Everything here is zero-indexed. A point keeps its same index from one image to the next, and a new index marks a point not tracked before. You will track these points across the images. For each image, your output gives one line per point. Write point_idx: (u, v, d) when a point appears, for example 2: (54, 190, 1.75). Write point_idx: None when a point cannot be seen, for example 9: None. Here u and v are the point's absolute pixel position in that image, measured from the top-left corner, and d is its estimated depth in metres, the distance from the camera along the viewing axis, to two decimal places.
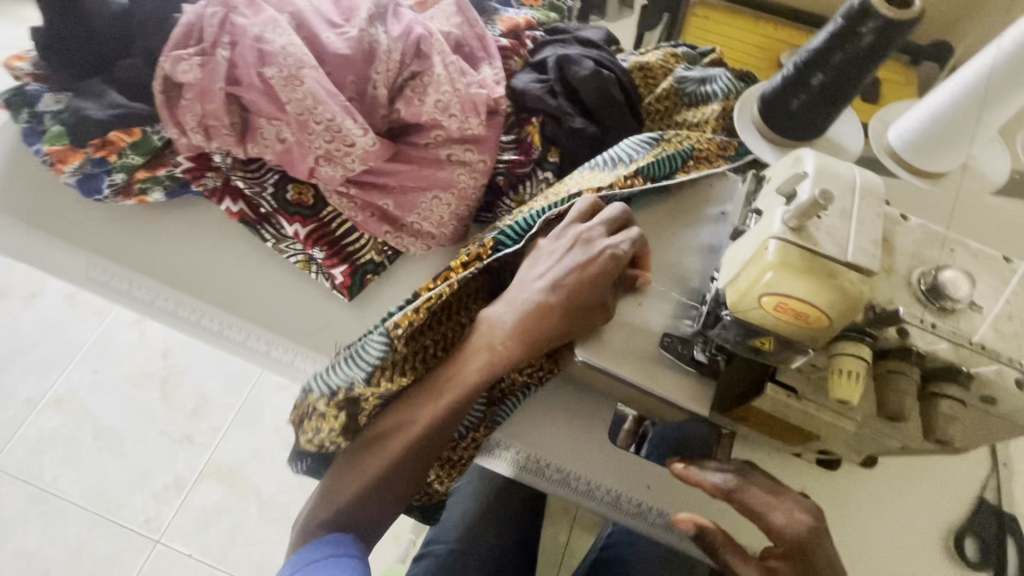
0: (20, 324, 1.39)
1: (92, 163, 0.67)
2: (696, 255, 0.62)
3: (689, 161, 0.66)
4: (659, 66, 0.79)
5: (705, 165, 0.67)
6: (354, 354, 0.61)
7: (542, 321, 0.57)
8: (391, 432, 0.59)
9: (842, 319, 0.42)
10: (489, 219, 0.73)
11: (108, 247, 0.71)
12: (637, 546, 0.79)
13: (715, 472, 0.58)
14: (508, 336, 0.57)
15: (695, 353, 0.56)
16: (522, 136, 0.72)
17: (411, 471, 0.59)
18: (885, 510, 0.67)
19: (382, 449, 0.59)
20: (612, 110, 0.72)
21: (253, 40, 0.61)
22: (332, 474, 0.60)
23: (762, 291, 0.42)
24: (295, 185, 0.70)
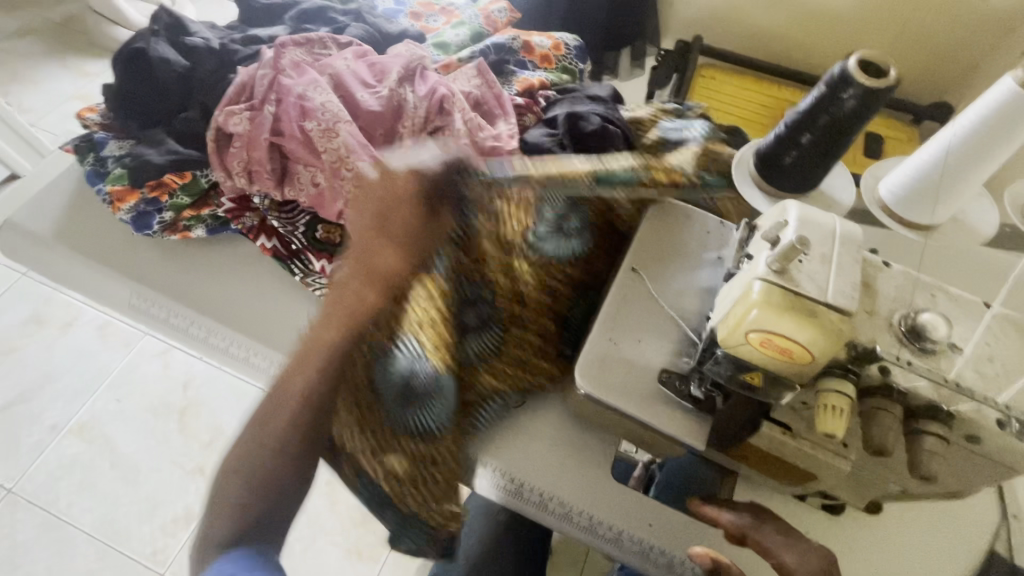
0: (53, 353, 1.46)
1: (145, 202, 0.75)
2: (695, 297, 0.65)
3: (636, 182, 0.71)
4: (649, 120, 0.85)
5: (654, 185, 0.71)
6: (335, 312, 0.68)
7: (386, 196, 0.60)
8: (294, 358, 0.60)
9: (825, 356, 0.45)
10: None
11: (150, 276, 0.77)
12: None
13: (731, 512, 0.61)
14: (376, 221, 0.59)
15: (692, 389, 0.58)
16: None
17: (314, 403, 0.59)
18: (891, 559, 0.67)
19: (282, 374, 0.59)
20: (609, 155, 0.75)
21: (297, 97, 0.69)
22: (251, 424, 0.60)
23: (749, 328, 0.46)
24: (324, 226, 0.76)
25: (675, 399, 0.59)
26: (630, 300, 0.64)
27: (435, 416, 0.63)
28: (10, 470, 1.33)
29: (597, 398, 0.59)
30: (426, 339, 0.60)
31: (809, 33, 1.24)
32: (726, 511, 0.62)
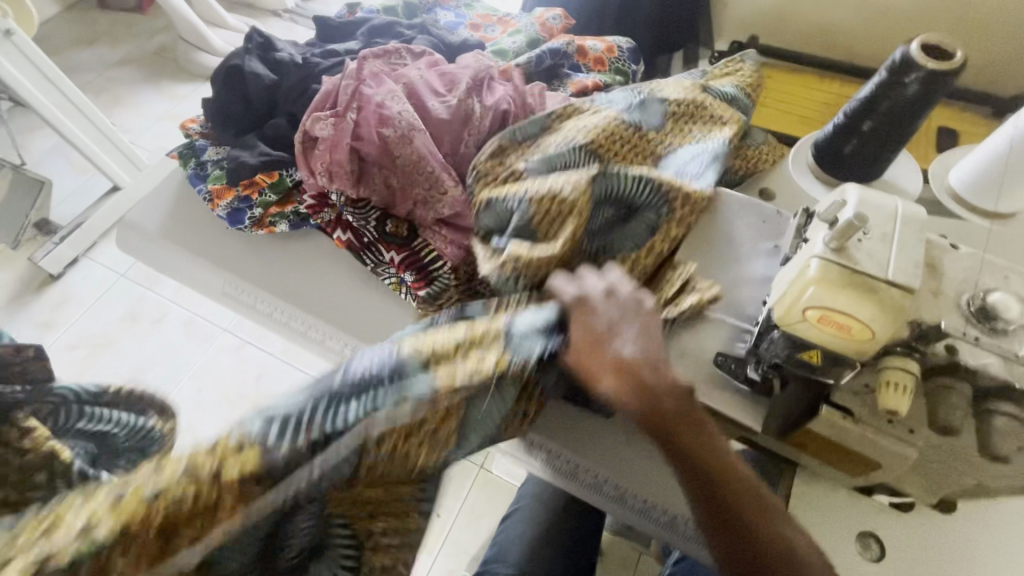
0: (145, 345, 1.62)
1: (238, 200, 0.84)
2: (750, 286, 0.66)
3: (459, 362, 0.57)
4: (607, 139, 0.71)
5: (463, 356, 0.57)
6: None
7: None
8: None
9: (683, 400, 0.51)
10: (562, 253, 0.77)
11: (239, 267, 0.85)
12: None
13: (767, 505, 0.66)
14: None
15: (748, 371, 0.59)
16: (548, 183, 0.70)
17: None
18: (967, 558, 0.64)
19: None
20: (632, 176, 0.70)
21: (376, 105, 0.76)
22: None
23: (615, 350, 0.53)
24: (393, 221, 0.82)
25: (731, 381, 0.60)
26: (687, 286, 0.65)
27: None
28: None
29: None
30: None
31: None
32: None
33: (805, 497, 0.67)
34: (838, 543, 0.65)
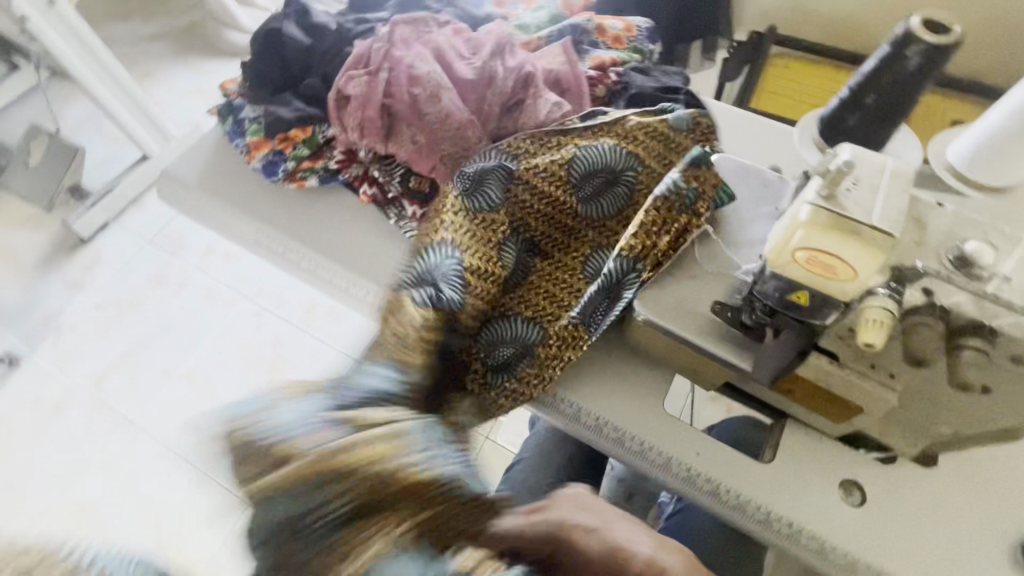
0: (169, 308, 1.70)
1: (273, 153, 0.90)
2: (748, 245, 0.69)
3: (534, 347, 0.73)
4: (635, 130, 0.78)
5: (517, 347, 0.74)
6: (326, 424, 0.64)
7: None
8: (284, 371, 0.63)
9: None
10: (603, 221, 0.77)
11: (270, 217, 0.90)
12: None
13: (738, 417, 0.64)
14: None
15: (743, 317, 0.63)
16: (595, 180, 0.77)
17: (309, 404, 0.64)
18: (943, 510, 0.68)
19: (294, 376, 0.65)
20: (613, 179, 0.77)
21: (406, 66, 0.81)
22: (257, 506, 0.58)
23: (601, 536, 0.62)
24: (416, 177, 0.86)
25: (727, 328, 0.65)
26: (696, 242, 0.70)
27: None
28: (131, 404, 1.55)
29: (655, 323, 0.66)
30: None
31: (882, 19, 1.25)
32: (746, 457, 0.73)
33: (794, 445, 0.72)
34: (821, 491, 0.70)
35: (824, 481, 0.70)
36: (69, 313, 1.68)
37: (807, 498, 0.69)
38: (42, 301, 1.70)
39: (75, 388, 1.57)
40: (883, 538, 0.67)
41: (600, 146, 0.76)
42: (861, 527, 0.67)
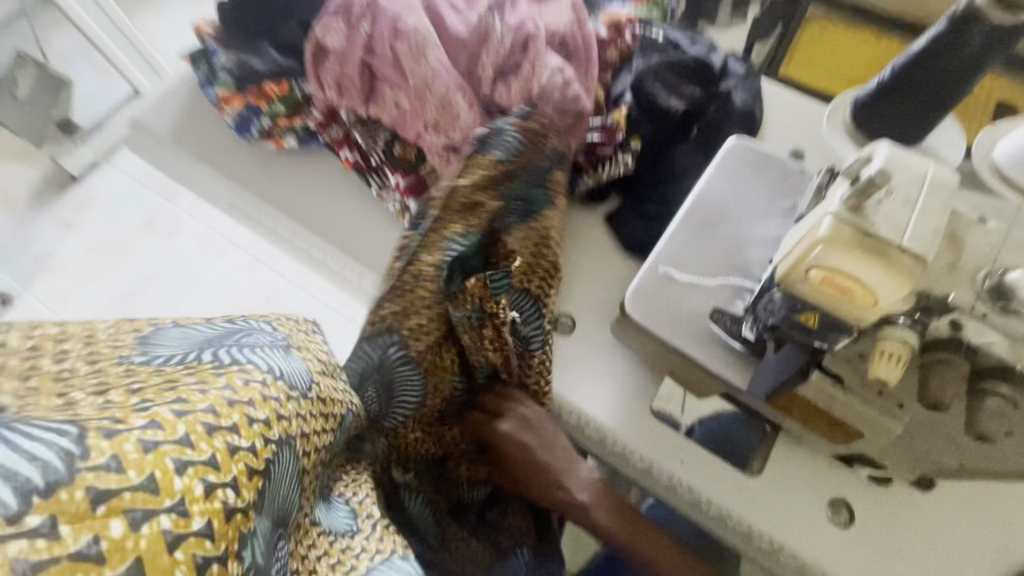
0: (163, 255, 1.67)
1: (247, 108, 0.82)
2: (759, 245, 0.62)
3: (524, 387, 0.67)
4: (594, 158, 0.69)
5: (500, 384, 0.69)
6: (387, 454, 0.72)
7: None
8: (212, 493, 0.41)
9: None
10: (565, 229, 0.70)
11: (244, 179, 0.84)
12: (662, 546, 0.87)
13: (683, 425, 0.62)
14: None
15: (743, 329, 0.58)
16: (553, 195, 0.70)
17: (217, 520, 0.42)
18: (933, 536, 0.65)
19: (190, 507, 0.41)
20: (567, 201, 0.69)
21: (391, 18, 0.71)
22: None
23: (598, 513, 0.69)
24: (401, 143, 0.78)
25: (724, 340, 0.59)
26: (694, 238, 0.63)
27: None
28: None
29: (645, 328, 0.60)
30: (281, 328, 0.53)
31: None
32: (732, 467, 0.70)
33: (783, 458, 0.69)
34: (806, 508, 0.66)
35: (812, 497, 0.67)
36: (64, 254, 1.67)
37: (790, 513, 0.66)
38: (37, 241, 1.69)
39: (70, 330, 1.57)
40: (865, 561, 0.64)
41: (508, 141, 0.63)
42: (843, 548, 0.65)
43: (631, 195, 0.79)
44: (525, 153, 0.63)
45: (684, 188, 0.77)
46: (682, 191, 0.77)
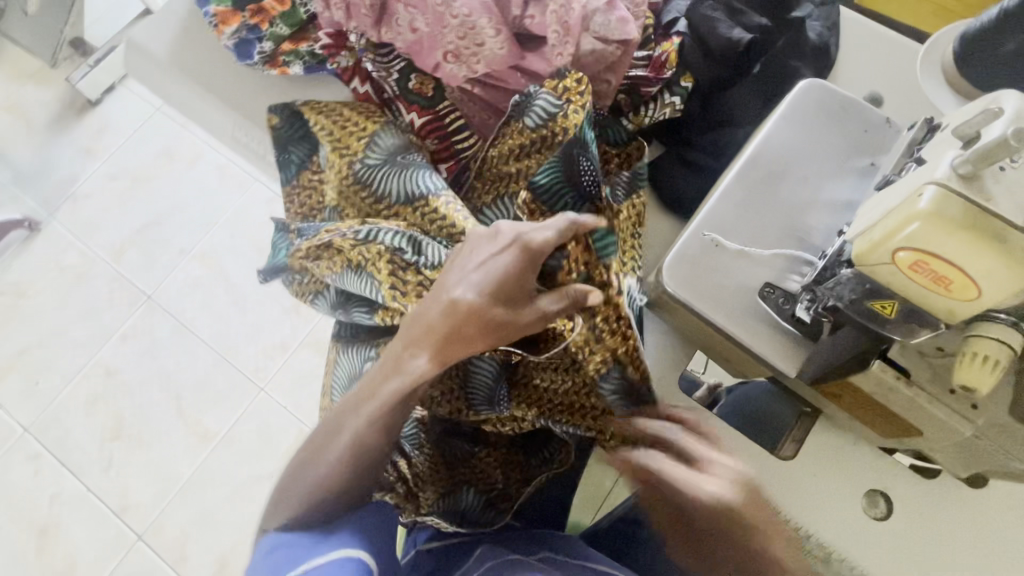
0: (181, 187, 1.64)
1: (247, 28, 0.74)
2: (825, 210, 0.54)
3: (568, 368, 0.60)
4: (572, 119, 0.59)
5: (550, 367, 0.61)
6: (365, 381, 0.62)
7: None
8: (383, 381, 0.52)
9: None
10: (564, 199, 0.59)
11: (246, 111, 0.77)
12: None
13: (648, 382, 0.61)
14: None
15: (797, 310, 0.50)
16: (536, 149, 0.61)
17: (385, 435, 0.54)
18: (980, 537, 0.59)
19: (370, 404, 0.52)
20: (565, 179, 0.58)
21: None
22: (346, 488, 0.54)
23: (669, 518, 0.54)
24: (418, 75, 0.69)
25: (773, 319, 0.52)
26: (746, 201, 0.55)
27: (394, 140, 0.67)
28: (150, 280, 1.57)
29: (683, 302, 0.53)
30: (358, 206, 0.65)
31: None
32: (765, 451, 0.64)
33: (820, 440, 0.63)
34: (839, 498, 0.62)
35: (848, 487, 0.62)
36: (85, 181, 1.65)
37: (822, 503, 0.62)
38: (57, 165, 1.67)
39: (96, 258, 1.59)
40: (898, 556, 0.60)
41: (541, 106, 0.60)
42: (876, 543, 0.60)
43: (675, 142, 0.69)
44: (568, 113, 0.59)
45: (738, 137, 0.67)
46: (735, 140, 0.67)
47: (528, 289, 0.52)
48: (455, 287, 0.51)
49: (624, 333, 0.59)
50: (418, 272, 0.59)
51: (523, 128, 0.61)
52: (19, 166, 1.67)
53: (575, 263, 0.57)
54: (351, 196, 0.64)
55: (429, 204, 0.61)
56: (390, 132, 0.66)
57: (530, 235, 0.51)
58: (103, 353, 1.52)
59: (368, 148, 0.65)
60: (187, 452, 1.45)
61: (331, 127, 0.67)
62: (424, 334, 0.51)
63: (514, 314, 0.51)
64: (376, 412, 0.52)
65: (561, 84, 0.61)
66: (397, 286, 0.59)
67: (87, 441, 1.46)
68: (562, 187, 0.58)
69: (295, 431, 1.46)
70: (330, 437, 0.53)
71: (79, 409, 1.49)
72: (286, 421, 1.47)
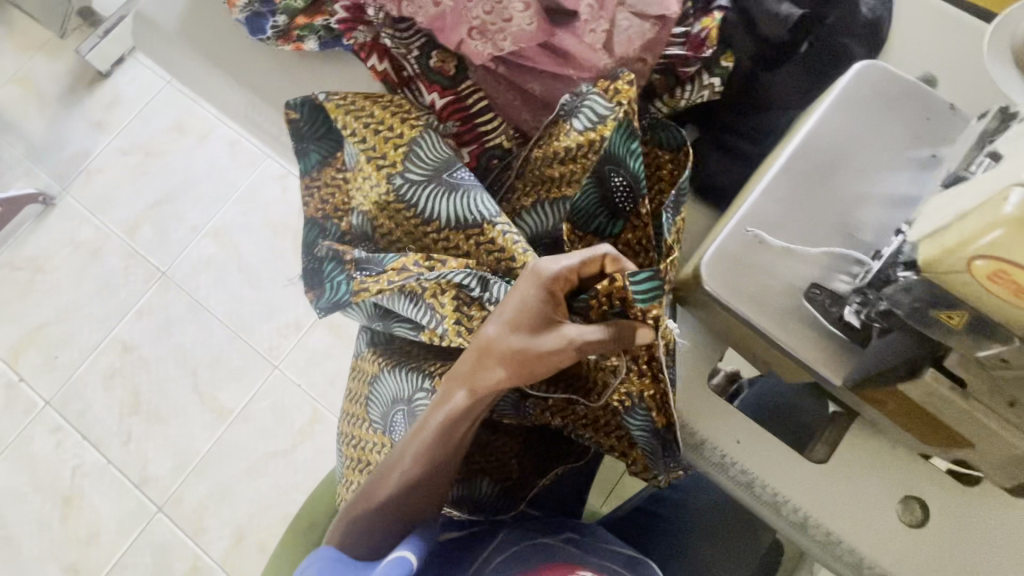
0: (193, 161, 1.62)
1: (260, 2, 0.70)
2: (877, 205, 0.50)
3: (603, 387, 0.60)
4: (608, 128, 0.55)
5: (589, 385, 0.61)
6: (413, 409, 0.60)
7: None
8: (428, 420, 0.51)
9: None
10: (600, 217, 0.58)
11: (260, 88, 0.74)
12: (694, 503, 0.84)
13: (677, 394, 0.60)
14: None
15: (845, 313, 0.47)
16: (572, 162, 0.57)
17: (437, 472, 0.53)
18: (1023, 550, 0.56)
19: (413, 444, 0.52)
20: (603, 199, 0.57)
21: None
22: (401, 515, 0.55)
23: None
24: (439, 52, 0.65)
25: (818, 322, 0.49)
26: (793, 195, 0.51)
27: (427, 156, 0.60)
28: (164, 255, 1.56)
29: (721, 301, 0.51)
30: (394, 220, 0.61)
31: None
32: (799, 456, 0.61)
33: (857, 444, 0.61)
34: (869, 501, 0.60)
35: (884, 493, 0.60)
36: (98, 155, 1.63)
37: (854, 508, 0.60)
38: (70, 139, 1.65)
39: (110, 233, 1.58)
40: (933, 565, 0.57)
41: (589, 107, 0.56)
42: (906, 548, 0.58)
43: (712, 127, 0.65)
44: (615, 118, 0.55)
45: (780, 122, 0.63)
46: (777, 126, 0.63)
47: (549, 318, 0.48)
48: (486, 327, 0.49)
49: (656, 377, 0.57)
50: (483, 308, 0.56)
51: (570, 129, 0.57)
52: (32, 139, 1.65)
53: (603, 298, 0.50)
54: (394, 214, 0.60)
55: (486, 234, 0.57)
56: (431, 140, 0.61)
57: (549, 265, 0.48)
58: (119, 329, 1.53)
59: (407, 159, 0.60)
60: (204, 428, 1.47)
61: (366, 134, 0.62)
62: (458, 376, 0.50)
63: (535, 345, 0.48)
64: (420, 454, 0.52)
65: (612, 86, 0.57)
66: (463, 321, 0.56)
67: (106, 414, 1.48)
68: (597, 207, 0.58)
69: (309, 410, 1.47)
70: (383, 477, 0.54)
71: (98, 383, 1.50)
72: (300, 400, 1.47)
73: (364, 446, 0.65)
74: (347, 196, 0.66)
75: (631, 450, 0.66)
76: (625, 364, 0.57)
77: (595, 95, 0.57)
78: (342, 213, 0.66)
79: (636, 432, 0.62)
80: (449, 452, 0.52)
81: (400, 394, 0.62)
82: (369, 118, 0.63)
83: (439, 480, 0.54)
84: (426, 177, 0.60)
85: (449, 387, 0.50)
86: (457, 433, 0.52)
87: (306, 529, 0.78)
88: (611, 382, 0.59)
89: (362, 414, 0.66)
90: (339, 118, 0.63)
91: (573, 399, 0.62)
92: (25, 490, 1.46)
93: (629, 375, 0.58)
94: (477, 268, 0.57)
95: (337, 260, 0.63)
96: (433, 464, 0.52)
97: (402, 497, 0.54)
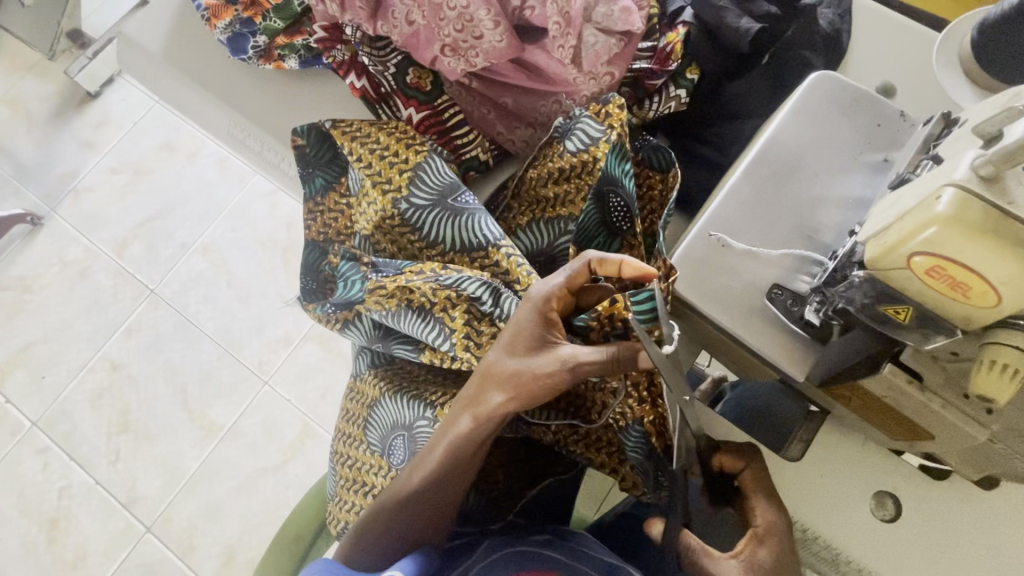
0: (182, 179, 1.63)
1: (240, 22, 0.72)
2: (835, 207, 0.52)
3: (603, 410, 0.61)
4: (601, 152, 0.57)
5: (591, 406, 0.61)
6: (414, 433, 0.60)
7: None
8: (435, 442, 0.52)
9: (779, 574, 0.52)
10: (596, 234, 0.60)
11: (243, 106, 0.75)
12: None
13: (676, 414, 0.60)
14: None
15: (806, 313, 0.49)
16: (567, 184, 0.59)
17: (440, 499, 0.52)
18: (991, 540, 0.58)
19: (417, 467, 0.52)
20: (603, 221, 0.59)
21: None
22: (402, 543, 0.53)
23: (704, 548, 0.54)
24: (415, 69, 0.68)
25: (783, 322, 0.50)
26: (755, 200, 0.53)
27: (432, 181, 0.61)
28: (154, 272, 1.57)
29: (690, 306, 0.52)
30: (397, 241, 0.62)
31: None
32: (778, 456, 0.62)
33: (831, 443, 0.62)
34: (843, 497, 0.61)
35: (858, 489, 0.61)
36: (87, 175, 1.64)
37: (827, 504, 0.61)
38: (58, 159, 1.66)
39: (98, 252, 1.59)
40: (905, 557, 0.59)
41: (582, 131, 0.58)
42: (882, 542, 0.59)
43: (681, 138, 0.68)
44: (608, 140, 0.57)
45: (747, 131, 0.65)
46: (743, 135, 0.65)
47: (543, 341, 0.49)
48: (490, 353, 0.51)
49: (656, 402, 0.59)
50: (492, 324, 0.57)
51: (563, 151, 0.59)
52: (19, 159, 1.66)
53: (605, 320, 0.51)
54: (398, 236, 0.62)
55: (490, 256, 0.58)
56: (435, 165, 0.61)
57: (540, 287, 0.50)
58: (108, 347, 1.52)
59: (412, 183, 0.61)
60: (194, 445, 1.46)
61: (373, 160, 0.62)
62: (461, 402, 0.52)
63: (531, 367, 0.49)
64: (428, 477, 0.52)
65: (604, 110, 0.59)
66: (472, 336, 0.57)
67: (95, 434, 1.47)
68: (597, 228, 0.59)
69: (298, 425, 1.46)
70: (387, 499, 0.53)
71: (86, 402, 1.49)
72: (290, 415, 1.47)
73: (359, 467, 0.65)
74: (349, 221, 0.67)
75: (622, 467, 0.65)
76: (627, 388, 0.59)
77: (585, 119, 0.58)
78: (344, 238, 0.67)
79: (630, 452, 0.61)
80: (455, 479, 0.52)
81: (400, 420, 0.62)
82: (376, 144, 0.63)
83: (443, 508, 0.53)
84: (431, 199, 0.60)
85: (455, 412, 0.52)
86: (462, 460, 0.51)
87: (296, 546, 0.77)
88: (615, 405, 0.59)
89: (359, 435, 0.66)
90: (345, 145, 0.63)
91: (573, 423, 0.63)
92: (11, 513, 1.44)
93: (630, 397, 0.59)
94: (489, 278, 0.57)
95: (354, 261, 0.63)
96: (436, 490, 0.52)
97: (402, 520, 0.53)
